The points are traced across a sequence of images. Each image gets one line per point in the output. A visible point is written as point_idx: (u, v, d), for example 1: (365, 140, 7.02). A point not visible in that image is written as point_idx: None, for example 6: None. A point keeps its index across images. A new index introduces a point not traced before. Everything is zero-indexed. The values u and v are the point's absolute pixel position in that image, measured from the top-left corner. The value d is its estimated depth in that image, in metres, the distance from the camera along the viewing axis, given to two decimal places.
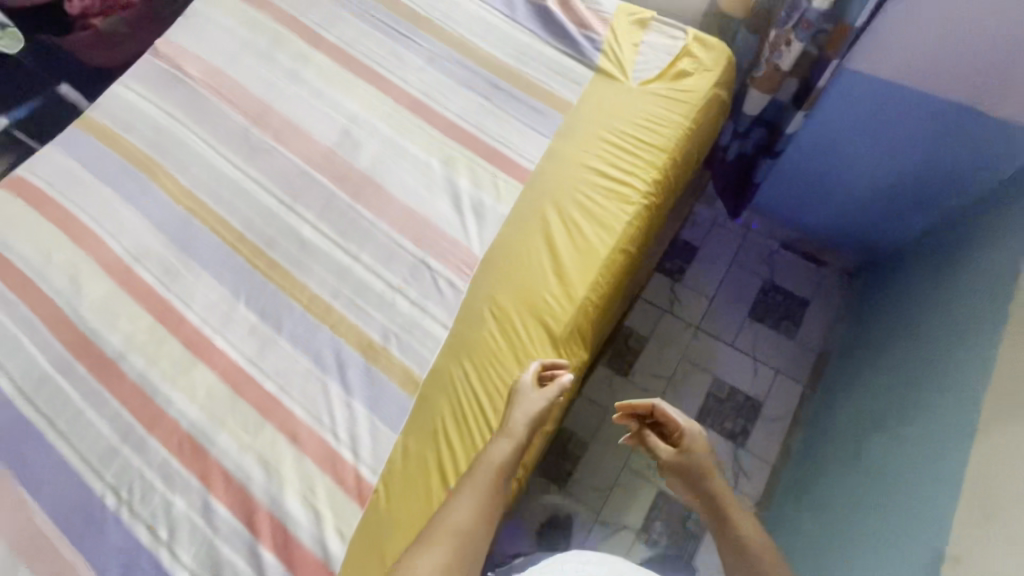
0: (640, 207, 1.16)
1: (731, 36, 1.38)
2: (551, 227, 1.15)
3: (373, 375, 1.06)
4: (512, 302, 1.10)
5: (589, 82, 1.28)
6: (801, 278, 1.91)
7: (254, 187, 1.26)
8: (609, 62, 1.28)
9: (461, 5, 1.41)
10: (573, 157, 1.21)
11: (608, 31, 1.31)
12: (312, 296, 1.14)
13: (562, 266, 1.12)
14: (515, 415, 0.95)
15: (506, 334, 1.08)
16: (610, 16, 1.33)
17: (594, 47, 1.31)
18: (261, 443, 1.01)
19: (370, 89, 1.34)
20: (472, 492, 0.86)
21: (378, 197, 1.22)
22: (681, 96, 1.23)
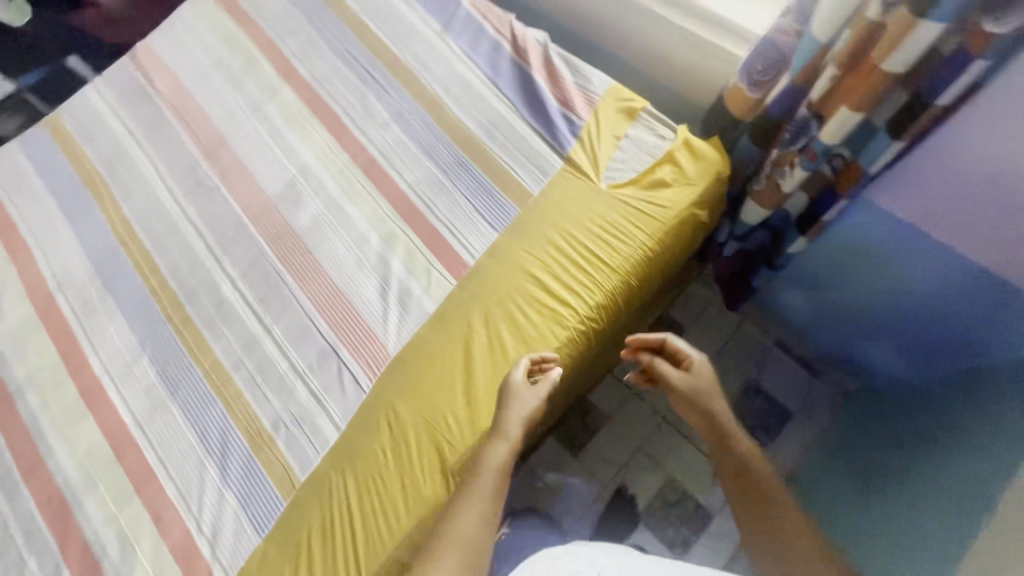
0: (577, 332, 1.05)
1: (733, 138, 1.19)
2: (473, 337, 1.05)
3: (252, 468, 1.01)
4: (412, 416, 1.01)
5: (556, 173, 1.14)
6: (789, 384, 1.61)
7: (188, 227, 1.20)
8: (584, 152, 1.14)
9: (443, 56, 1.29)
10: (516, 259, 1.09)
11: (591, 117, 1.16)
12: (214, 362, 1.09)
13: (474, 387, 1.02)
14: (508, 411, 0.94)
15: (396, 451, 1.00)
16: (598, 98, 1.18)
17: (571, 132, 1.16)
18: (125, 517, 0.98)
19: (328, 138, 1.25)
20: (477, 497, 0.86)
21: (307, 264, 1.14)
22: (650, 210, 1.08)
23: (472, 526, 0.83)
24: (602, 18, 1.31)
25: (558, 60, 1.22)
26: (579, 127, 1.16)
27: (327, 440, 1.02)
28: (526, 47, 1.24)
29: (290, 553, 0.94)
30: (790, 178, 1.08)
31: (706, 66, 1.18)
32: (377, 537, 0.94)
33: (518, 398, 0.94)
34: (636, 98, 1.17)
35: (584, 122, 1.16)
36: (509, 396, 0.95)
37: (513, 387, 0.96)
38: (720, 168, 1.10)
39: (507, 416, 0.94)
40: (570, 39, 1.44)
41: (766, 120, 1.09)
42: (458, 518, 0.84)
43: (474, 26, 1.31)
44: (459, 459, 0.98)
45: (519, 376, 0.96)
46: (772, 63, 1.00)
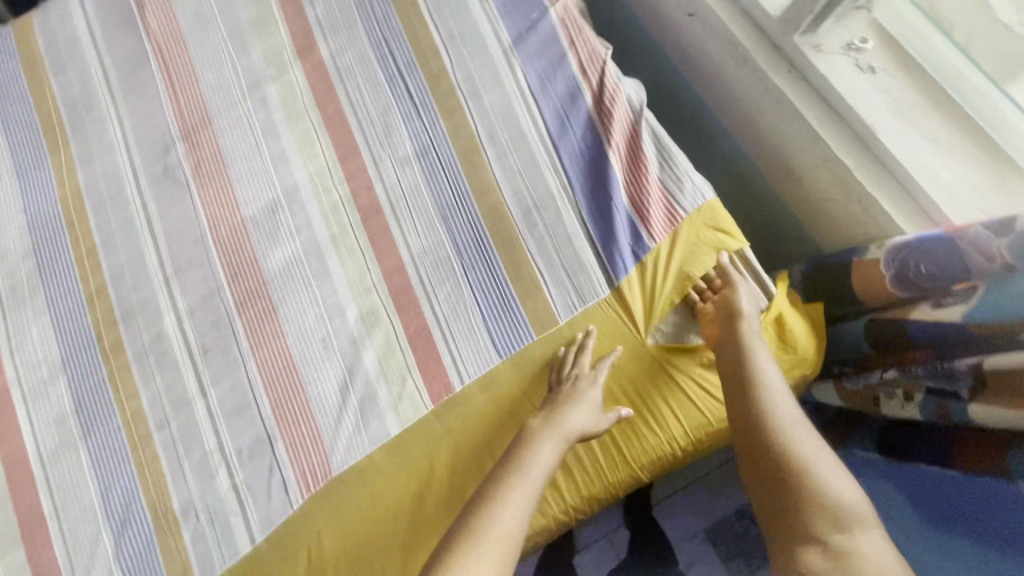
0: (568, 501, 0.85)
1: (840, 314, 0.88)
2: (434, 479, 0.88)
3: (150, 553, 0.88)
4: (338, 557, 0.87)
5: (597, 304, 0.89)
6: None
7: (144, 227, 0.99)
8: (643, 284, 0.88)
9: (502, 87, 0.97)
10: (513, 400, 0.89)
11: (668, 240, 0.88)
12: (136, 411, 0.92)
13: (418, 544, 0.86)
14: (578, 416, 0.80)
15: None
16: (685, 217, 0.89)
17: (630, 254, 0.89)
18: (5, 564, 0.88)
19: (331, 157, 0.98)
20: (527, 487, 0.72)
21: (266, 322, 0.94)
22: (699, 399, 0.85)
23: (518, 527, 0.68)
24: (727, 91, 0.96)
25: (650, 142, 0.93)
26: (644, 249, 0.88)
27: (237, 549, 0.88)
28: (614, 111, 0.94)
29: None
30: (892, 406, 0.78)
31: (844, 213, 0.85)
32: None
33: (580, 404, 0.81)
34: (732, 228, 0.89)
35: (654, 245, 0.88)
36: (573, 397, 0.82)
37: (580, 393, 0.83)
38: (802, 366, 0.85)
39: (565, 422, 0.80)
40: (674, 94, 1.09)
41: (893, 330, 0.77)
42: (501, 512, 0.68)
43: (556, 55, 0.98)
44: None
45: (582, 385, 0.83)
46: (942, 268, 0.70)
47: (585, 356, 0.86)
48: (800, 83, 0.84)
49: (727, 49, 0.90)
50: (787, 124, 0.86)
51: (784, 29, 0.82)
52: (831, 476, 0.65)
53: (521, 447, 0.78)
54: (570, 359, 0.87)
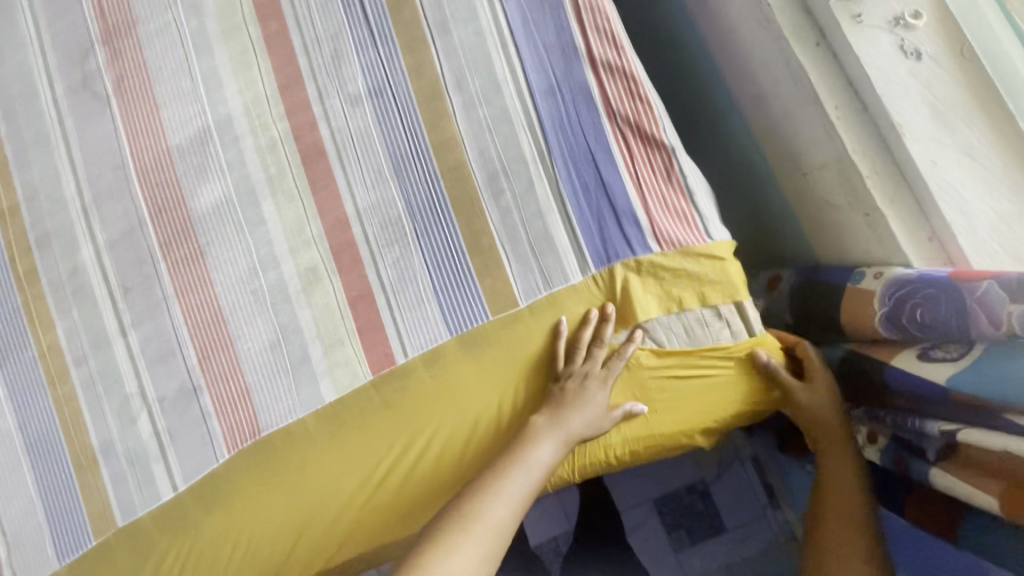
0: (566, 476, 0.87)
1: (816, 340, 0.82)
2: (391, 466, 0.84)
3: (70, 488, 0.87)
4: (259, 516, 0.85)
5: (574, 290, 0.80)
6: (743, 495, 1.28)
7: (59, 143, 0.88)
8: (663, 283, 0.78)
9: (479, 23, 0.82)
10: (481, 398, 0.83)
11: (687, 251, 0.77)
12: (53, 344, 0.87)
13: (341, 513, 0.85)
14: (582, 419, 0.77)
15: (244, 542, 0.85)
16: (712, 238, 0.78)
17: (617, 245, 0.79)
18: None
19: (271, 85, 0.85)
20: (527, 477, 0.74)
21: (193, 268, 0.86)
22: (661, 418, 0.81)
23: (508, 518, 0.72)
24: (742, 56, 0.80)
25: (664, 123, 0.80)
26: (639, 244, 0.78)
27: (158, 495, 0.86)
28: (617, 73, 0.79)
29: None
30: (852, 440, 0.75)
31: (847, 225, 0.74)
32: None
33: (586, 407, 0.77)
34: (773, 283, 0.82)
35: (651, 247, 0.78)
36: (578, 399, 0.77)
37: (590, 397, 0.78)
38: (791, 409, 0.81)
39: (570, 420, 0.77)
40: (683, 49, 0.93)
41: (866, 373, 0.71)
42: (495, 502, 0.72)
43: None
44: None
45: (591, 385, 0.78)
46: (933, 325, 0.61)
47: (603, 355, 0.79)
48: (827, 61, 0.69)
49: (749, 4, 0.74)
50: (802, 109, 0.72)
51: None
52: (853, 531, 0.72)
53: (521, 440, 0.77)
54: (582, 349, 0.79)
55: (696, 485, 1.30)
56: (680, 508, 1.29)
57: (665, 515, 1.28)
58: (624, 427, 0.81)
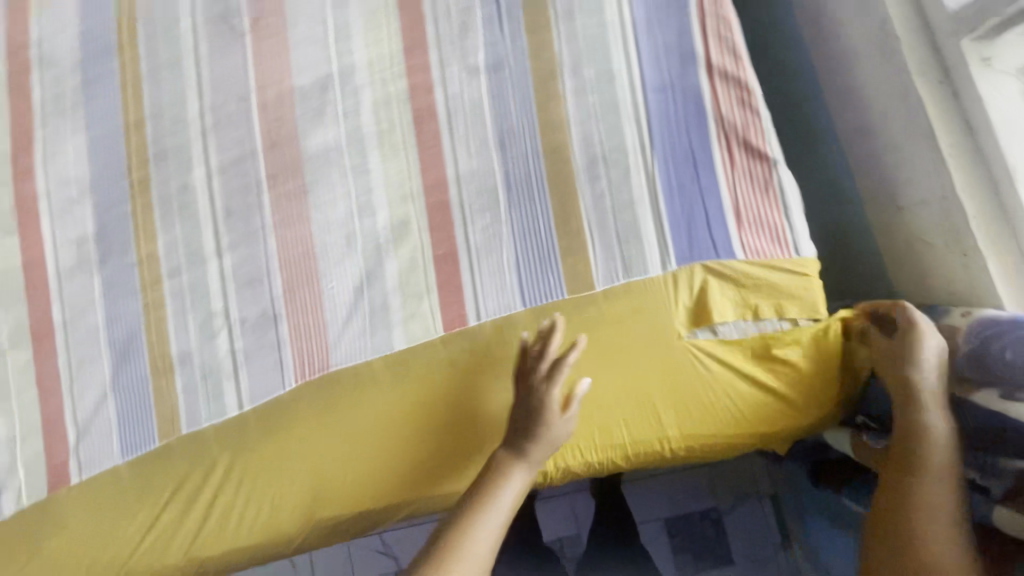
0: (618, 461, 0.87)
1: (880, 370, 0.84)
2: (427, 425, 0.89)
3: (143, 391, 0.91)
4: (308, 457, 0.89)
5: (654, 280, 0.81)
6: (752, 526, 1.30)
7: (190, 68, 0.94)
8: (741, 290, 0.79)
9: (603, 15, 0.85)
10: (466, 376, 0.87)
11: (771, 264, 0.79)
12: (152, 254, 0.93)
13: (386, 464, 0.90)
14: (544, 437, 0.77)
15: (289, 475, 0.90)
16: (800, 255, 0.79)
17: (703, 244, 0.80)
18: (13, 360, 0.93)
19: (396, 46, 0.90)
20: (498, 512, 0.74)
21: (294, 203, 0.91)
22: (723, 418, 0.82)
23: (487, 550, 0.71)
24: (855, 83, 0.82)
25: (771, 136, 0.81)
26: (724, 247, 0.80)
27: (223, 410, 0.90)
28: (732, 81, 0.82)
29: (147, 503, 0.91)
30: None
31: (939, 262, 0.76)
32: (233, 537, 0.91)
33: (550, 426, 0.78)
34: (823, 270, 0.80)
35: (736, 251, 0.79)
36: (528, 415, 0.79)
37: (543, 413, 0.78)
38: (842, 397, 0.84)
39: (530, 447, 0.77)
40: (788, 73, 0.96)
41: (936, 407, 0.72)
42: (472, 539, 0.71)
43: None
44: (330, 521, 0.92)
45: (545, 401, 0.78)
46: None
47: (547, 364, 0.80)
48: (947, 98, 0.71)
49: (875, 33, 0.76)
50: (913, 142, 0.74)
51: (953, 28, 0.68)
52: (952, 544, 0.62)
53: (487, 476, 0.77)
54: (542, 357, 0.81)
55: (709, 513, 1.31)
56: (690, 531, 1.31)
57: (673, 535, 1.30)
58: (682, 421, 0.83)
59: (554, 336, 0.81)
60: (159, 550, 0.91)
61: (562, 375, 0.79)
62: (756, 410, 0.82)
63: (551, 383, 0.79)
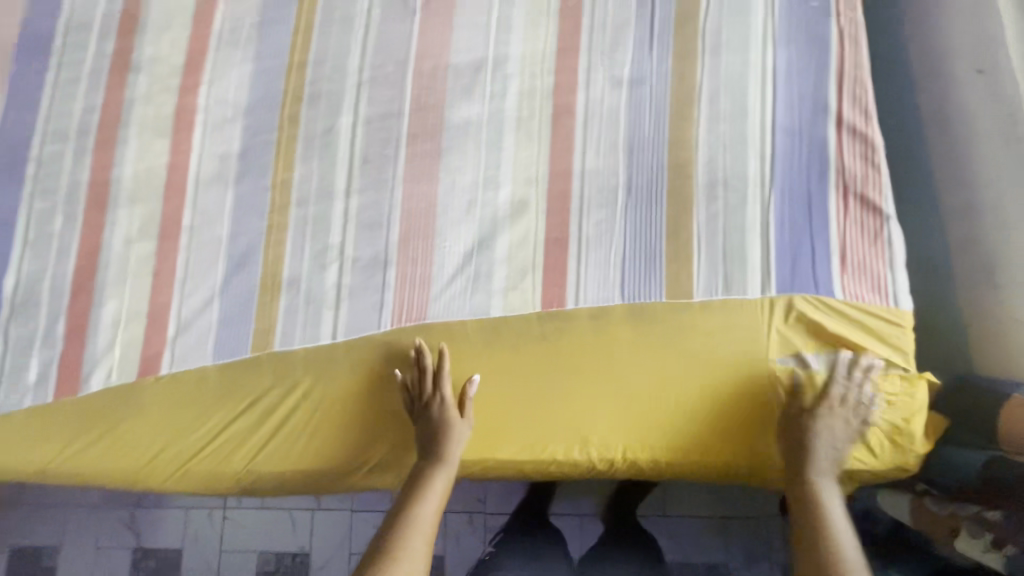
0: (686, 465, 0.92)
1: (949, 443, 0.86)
2: (382, 425, 0.94)
3: (248, 303, 0.97)
4: (307, 409, 0.94)
5: (755, 302, 0.86)
6: None
7: (360, 28, 1.04)
8: (845, 328, 0.83)
9: (747, 55, 0.93)
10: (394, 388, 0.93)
11: (867, 308, 0.83)
12: (286, 182, 1.00)
13: None
14: (449, 439, 0.89)
15: (350, 413, 0.94)
16: (899, 306, 0.83)
17: (805, 278, 0.85)
18: (137, 249, 1.00)
19: (552, 45, 0.99)
20: (432, 499, 0.86)
21: (427, 163, 0.98)
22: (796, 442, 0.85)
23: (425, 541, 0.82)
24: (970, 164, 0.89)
25: (887, 193, 0.87)
26: (826, 284, 0.84)
27: (317, 337, 0.95)
28: (858, 137, 0.89)
29: (220, 410, 0.95)
30: (969, 545, 0.80)
31: None
32: (284, 464, 0.94)
33: (453, 429, 0.90)
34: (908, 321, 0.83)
35: (836, 290, 0.84)
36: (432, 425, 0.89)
37: (445, 417, 0.89)
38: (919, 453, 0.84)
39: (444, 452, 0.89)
40: None
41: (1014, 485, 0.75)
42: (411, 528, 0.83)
43: (818, 42, 0.93)
44: (381, 465, 0.97)
45: (443, 411, 0.89)
46: None
47: (428, 380, 0.90)
48: None
49: None
50: None
51: None
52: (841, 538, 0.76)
53: (417, 474, 0.89)
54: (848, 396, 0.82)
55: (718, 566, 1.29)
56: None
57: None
58: (757, 437, 0.87)
59: (425, 356, 0.91)
60: (221, 457, 0.94)
61: (447, 386, 0.89)
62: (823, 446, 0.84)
63: (439, 393, 0.89)
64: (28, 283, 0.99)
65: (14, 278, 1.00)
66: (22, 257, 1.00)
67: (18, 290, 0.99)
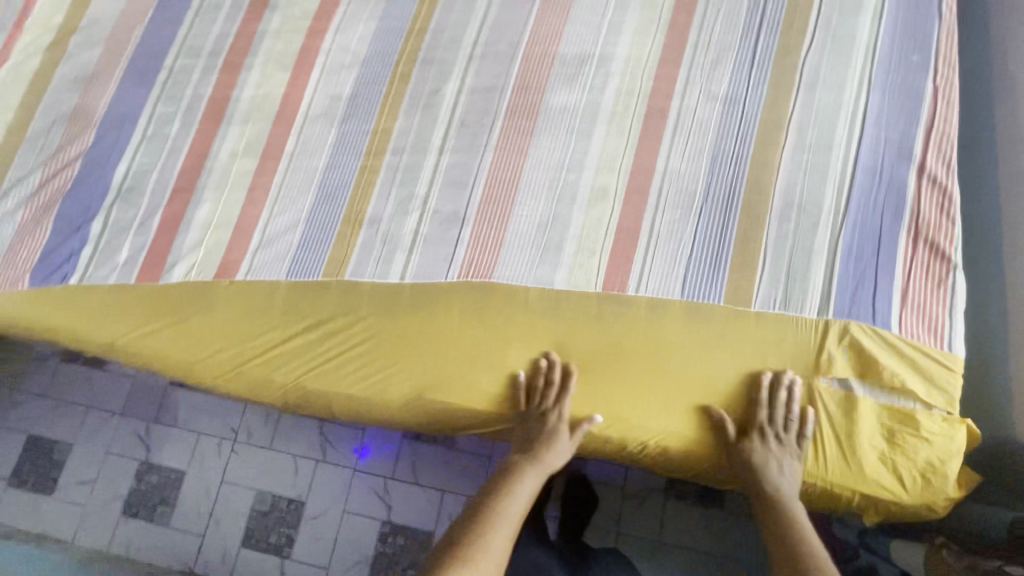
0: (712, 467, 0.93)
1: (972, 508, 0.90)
2: (406, 374, 0.97)
3: (329, 232, 1.04)
4: (358, 344, 0.99)
5: (808, 321, 0.89)
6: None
7: (481, 7, 1.13)
8: (894, 362, 0.85)
9: (841, 94, 0.98)
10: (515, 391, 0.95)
11: (918, 347, 0.85)
12: (386, 131, 1.08)
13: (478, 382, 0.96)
14: (554, 451, 0.91)
15: (402, 352, 0.98)
16: (951, 350, 0.85)
17: (864, 308, 0.88)
18: (240, 164, 1.08)
19: (655, 54, 1.06)
20: (519, 499, 0.87)
21: (519, 137, 1.04)
22: (826, 462, 0.86)
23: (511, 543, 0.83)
24: None
25: (957, 243, 0.90)
26: (884, 318, 0.87)
27: (386, 274, 1.00)
28: (937, 188, 0.92)
29: (282, 323, 1.00)
30: None
31: None
32: (331, 388, 0.98)
33: (560, 442, 0.91)
34: (956, 365, 0.85)
35: (892, 325, 0.86)
36: (549, 437, 0.92)
37: (554, 430, 0.92)
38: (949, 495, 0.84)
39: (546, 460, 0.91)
40: None
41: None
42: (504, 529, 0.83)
43: (911, 95, 0.97)
44: (422, 415, 0.99)
45: (557, 424, 0.92)
46: None
47: (555, 394, 0.93)
48: None
49: None
50: None
51: None
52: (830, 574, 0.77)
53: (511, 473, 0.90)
54: (786, 416, 0.87)
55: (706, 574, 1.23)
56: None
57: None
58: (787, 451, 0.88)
59: (556, 370, 0.94)
60: (273, 367, 1.00)
61: (569, 403, 0.93)
62: (850, 471, 0.85)
63: (560, 408, 0.93)
64: (139, 175, 1.08)
65: (127, 167, 1.09)
66: (137, 151, 1.10)
67: (126, 178, 1.08)
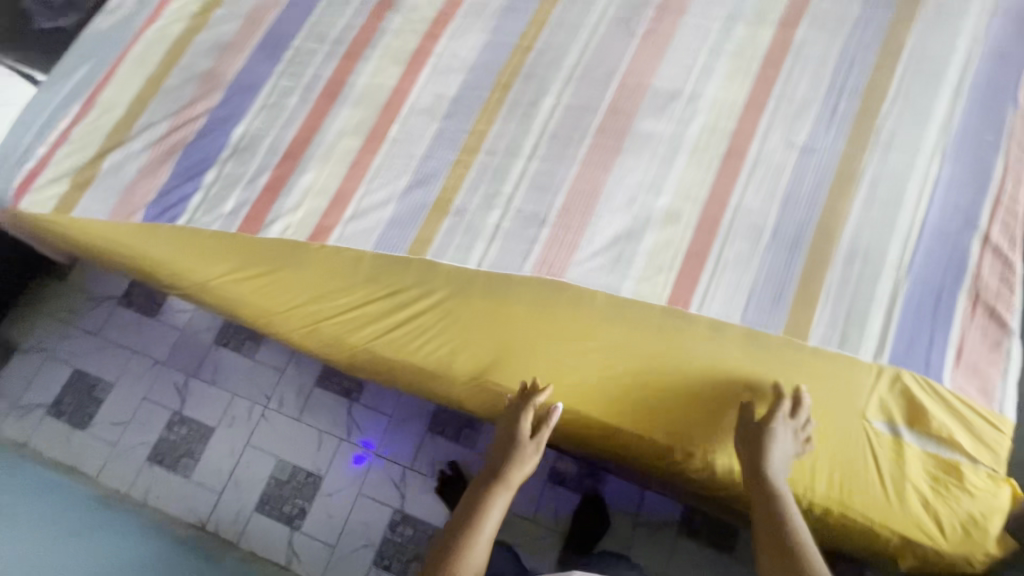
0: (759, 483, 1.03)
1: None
2: (481, 353, 1.07)
3: (417, 214, 1.11)
4: (436, 318, 1.07)
5: (865, 364, 0.92)
6: None
7: (585, 36, 1.23)
8: (948, 416, 0.90)
9: (915, 160, 1.04)
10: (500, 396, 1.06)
11: (970, 403, 0.90)
12: (483, 133, 1.17)
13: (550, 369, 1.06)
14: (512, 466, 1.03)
15: (479, 334, 1.06)
16: (1001, 412, 0.90)
17: (919, 359, 0.91)
18: (345, 141, 1.18)
19: (741, 99, 1.14)
20: (497, 510, 1.00)
21: (605, 156, 1.13)
22: (874, 502, 0.93)
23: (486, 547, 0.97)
24: None
25: (1013, 310, 0.96)
26: (937, 371, 0.90)
27: (464, 259, 1.07)
28: (1000, 257, 0.98)
29: (364, 289, 1.08)
30: None
31: None
32: (407, 353, 1.09)
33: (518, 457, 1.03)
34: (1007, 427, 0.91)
35: (945, 379, 0.90)
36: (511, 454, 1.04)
37: (516, 439, 1.04)
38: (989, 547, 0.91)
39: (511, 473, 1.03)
40: None
41: None
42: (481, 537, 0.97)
43: (981, 171, 1.03)
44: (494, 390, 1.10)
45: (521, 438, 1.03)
46: None
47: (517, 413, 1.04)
48: None
49: None
50: None
51: None
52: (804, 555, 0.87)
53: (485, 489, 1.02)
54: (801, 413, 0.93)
55: None
56: None
57: None
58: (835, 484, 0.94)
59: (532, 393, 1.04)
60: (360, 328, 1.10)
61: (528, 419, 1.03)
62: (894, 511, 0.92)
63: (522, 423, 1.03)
64: (255, 137, 1.19)
65: (246, 129, 1.20)
66: (256, 116, 1.21)
67: (243, 138, 1.19)
